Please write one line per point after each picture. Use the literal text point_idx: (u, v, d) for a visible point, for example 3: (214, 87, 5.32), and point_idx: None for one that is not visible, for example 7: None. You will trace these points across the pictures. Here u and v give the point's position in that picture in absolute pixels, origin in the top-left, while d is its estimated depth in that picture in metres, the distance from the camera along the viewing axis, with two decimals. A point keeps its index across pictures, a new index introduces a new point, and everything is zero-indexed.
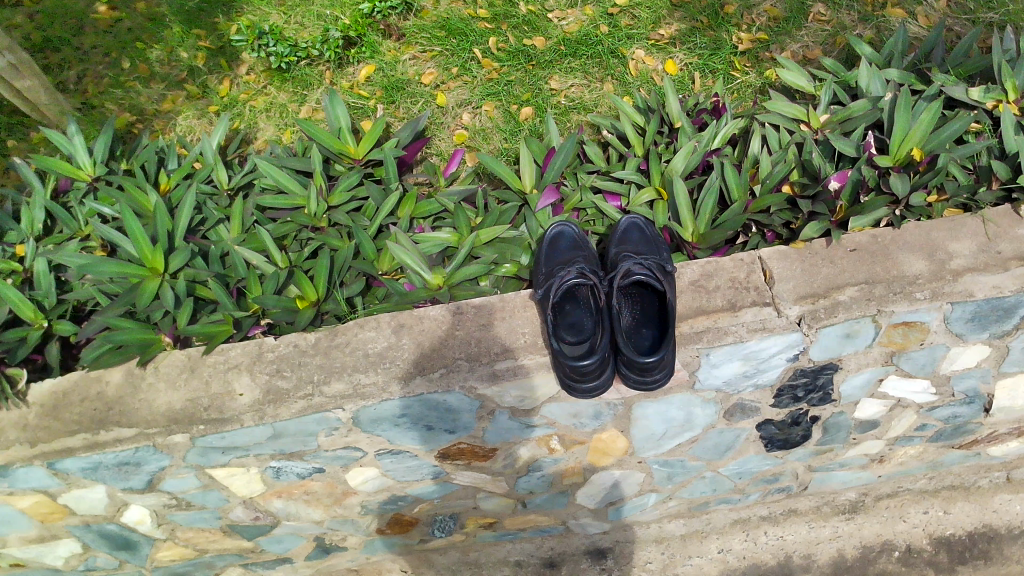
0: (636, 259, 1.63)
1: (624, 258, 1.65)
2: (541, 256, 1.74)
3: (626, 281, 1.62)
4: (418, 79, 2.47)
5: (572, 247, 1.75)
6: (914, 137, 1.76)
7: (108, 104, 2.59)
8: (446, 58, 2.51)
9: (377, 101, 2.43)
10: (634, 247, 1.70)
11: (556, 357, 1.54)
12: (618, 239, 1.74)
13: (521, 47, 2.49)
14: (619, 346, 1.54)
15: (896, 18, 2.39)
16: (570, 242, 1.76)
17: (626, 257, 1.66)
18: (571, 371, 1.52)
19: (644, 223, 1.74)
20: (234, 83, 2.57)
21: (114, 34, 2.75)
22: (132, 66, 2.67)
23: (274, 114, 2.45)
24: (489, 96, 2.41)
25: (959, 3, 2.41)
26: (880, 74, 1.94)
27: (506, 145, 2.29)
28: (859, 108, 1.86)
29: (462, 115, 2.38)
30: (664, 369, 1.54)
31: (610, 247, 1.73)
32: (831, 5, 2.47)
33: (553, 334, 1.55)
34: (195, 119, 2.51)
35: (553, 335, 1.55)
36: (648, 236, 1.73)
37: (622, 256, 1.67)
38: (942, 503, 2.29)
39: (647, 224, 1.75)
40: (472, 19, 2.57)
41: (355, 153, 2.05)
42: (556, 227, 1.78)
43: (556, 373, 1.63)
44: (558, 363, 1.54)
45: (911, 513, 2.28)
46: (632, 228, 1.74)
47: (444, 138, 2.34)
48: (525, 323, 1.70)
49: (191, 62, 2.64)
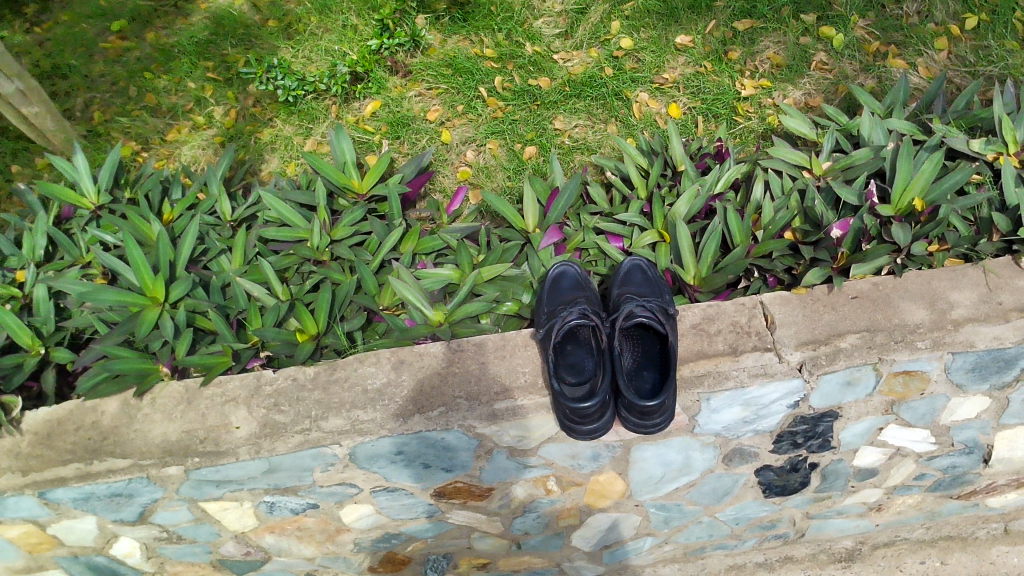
0: (638, 301, 1.63)
1: (627, 299, 1.65)
2: (543, 296, 1.74)
3: (628, 323, 1.62)
4: (423, 115, 2.49)
5: (576, 288, 1.75)
6: (916, 186, 1.76)
7: (114, 132, 2.60)
8: (452, 96, 2.53)
9: (382, 136, 2.44)
10: (637, 288, 1.69)
11: (556, 398, 1.53)
12: (621, 279, 1.73)
13: (526, 87, 2.52)
14: (620, 390, 1.53)
15: (897, 68, 2.42)
16: (574, 282, 1.76)
17: (629, 298, 1.65)
18: (571, 411, 1.51)
19: (648, 265, 1.74)
20: (240, 115, 2.58)
21: (123, 64, 2.77)
22: (140, 95, 2.69)
23: (279, 147, 2.46)
24: (493, 134, 2.43)
25: (959, 56, 2.44)
26: (883, 124, 1.94)
27: (510, 184, 2.30)
28: (862, 157, 1.86)
29: (466, 153, 2.39)
30: (665, 413, 1.53)
31: (613, 287, 1.72)
32: (833, 54, 2.50)
33: (554, 375, 1.55)
34: (200, 149, 2.51)
35: (553, 376, 1.54)
36: (653, 277, 1.72)
37: (625, 296, 1.67)
38: (939, 553, 2.28)
39: (650, 267, 1.74)
40: (479, 58, 2.60)
41: (359, 188, 2.05)
42: (559, 267, 1.78)
43: (556, 414, 1.63)
44: (558, 404, 1.53)
45: (908, 563, 2.26)
46: (637, 271, 1.73)
47: (447, 175, 2.35)
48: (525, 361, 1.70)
49: (198, 92, 2.66)
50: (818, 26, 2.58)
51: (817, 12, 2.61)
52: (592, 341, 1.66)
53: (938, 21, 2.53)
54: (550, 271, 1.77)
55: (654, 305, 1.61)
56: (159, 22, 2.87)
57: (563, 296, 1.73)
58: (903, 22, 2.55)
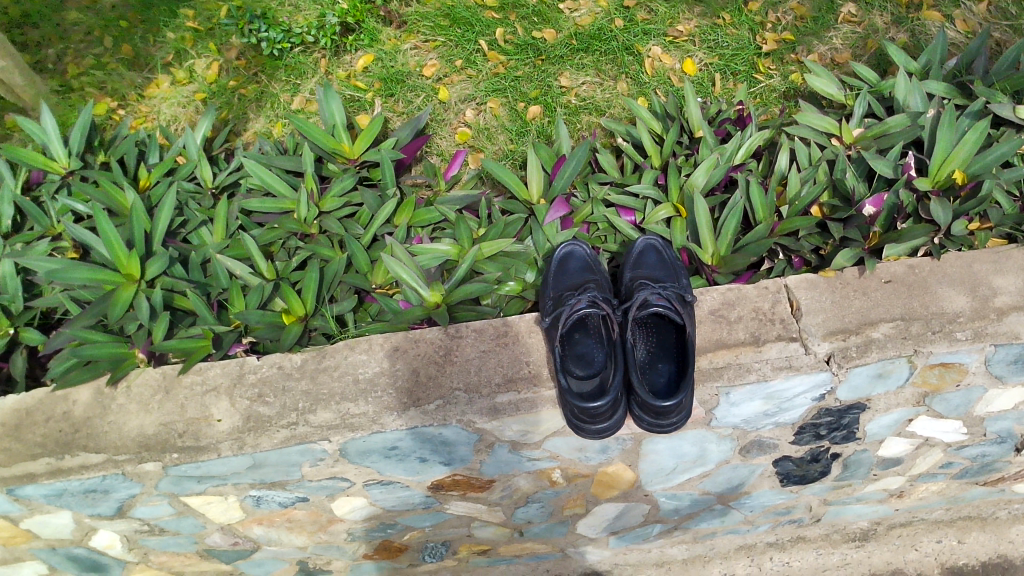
0: (653, 287, 1.49)
1: (641, 285, 1.51)
2: (549, 279, 1.60)
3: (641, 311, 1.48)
4: (419, 71, 2.31)
5: (585, 270, 1.61)
6: (957, 158, 1.61)
7: (88, 88, 2.42)
8: (449, 49, 2.35)
9: (375, 93, 2.27)
10: (651, 272, 1.56)
11: (563, 396, 1.41)
12: (634, 261, 1.59)
13: (529, 40, 2.34)
14: (633, 388, 1.40)
15: (932, 21, 2.25)
16: (582, 264, 1.62)
17: (643, 283, 1.52)
18: (580, 411, 1.39)
19: (662, 245, 1.60)
20: (223, 69, 2.40)
21: (97, 12, 2.58)
22: (117, 46, 2.50)
23: (265, 105, 2.29)
24: (494, 92, 2.25)
25: (1000, 8, 2.26)
26: (921, 87, 1.77)
27: (512, 147, 2.15)
28: (896, 124, 1.70)
29: (465, 112, 2.23)
30: (682, 412, 1.40)
31: (625, 269, 1.58)
32: (862, 5, 2.32)
33: (560, 371, 1.42)
34: (180, 106, 2.34)
35: (560, 372, 1.42)
36: (668, 258, 1.58)
37: (639, 280, 1.53)
38: (958, 532, 2.20)
39: (665, 247, 1.60)
40: (479, 8, 2.41)
41: (349, 153, 1.89)
42: (566, 246, 1.63)
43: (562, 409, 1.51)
44: (565, 402, 1.41)
45: (924, 541, 2.18)
46: (651, 252, 1.59)
47: (445, 137, 2.19)
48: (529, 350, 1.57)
49: (179, 43, 2.47)
50: None
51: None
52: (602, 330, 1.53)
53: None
54: (556, 252, 1.63)
55: (670, 292, 1.48)
56: None
57: (571, 279, 1.60)
58: None
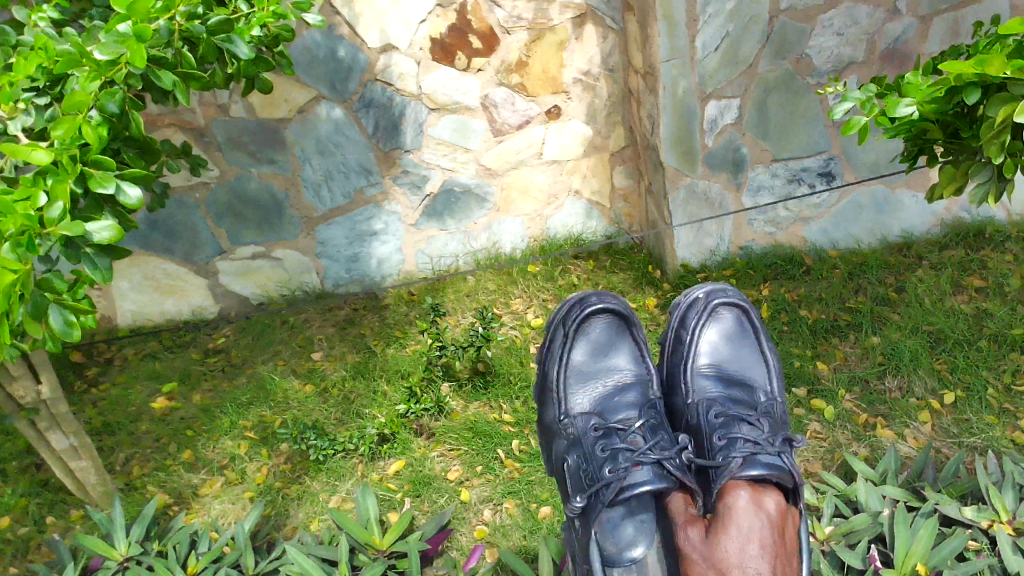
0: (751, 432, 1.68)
1: (717, 411, 1.77)
2: (582, 338, 1.90)
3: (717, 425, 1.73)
4: (444, 474, 2.53)
5: (624, 357, 1.89)
6: (916, 552, 1.77)
7: (149, 486, 2.64)
8: (471, 456, 2.59)
9: (404, 493, 2.48)
10: (724, 380, 1.88)
11: (594, 475, 1.63)
12: (708, 339, 1.93)
13: (542, 450, 2.57)
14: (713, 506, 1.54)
15: (887, 437, 2.39)
16: (610, 328, 1.92)
17: (720, 407, 1.78)
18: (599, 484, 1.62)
19: (747, 325, 1.97)
20: (271, 471, 2.64)
21: (168, 422, 2.86)
22: (179, 451, 2.76)
23: (305, 503, 2.50)
24: (510, 493, 2.46)
25: (944, 428, 2.40)
26: (877, 490, 1.99)
27: (525, 542, 2.31)
28: (860, 521, 1.91)
29: (483, 511, 2.43)
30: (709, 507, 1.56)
31: (699, 355, 1.91)
32: (826, 423, 2.47)
33: (597, 450, 1.68)
34: (230, 502, 2.57)
35: (597, 448, 1.68)
36: (736, 327, 1.96)
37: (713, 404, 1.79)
38: None
39: (742, 314, 1.98)
40: (497, 422, 2.67)
41: (380, 543, 2.13)
42: (608, 306, 1.92)
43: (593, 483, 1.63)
44: (592, 480, 1.63)
45: None
46: (713, 324, 1.96)
47: (465, 532, 2.37)
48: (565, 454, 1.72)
49: (234, 449, 2.73)
50: (810, 398, 2.56)
51: (810, 350, 2.72)
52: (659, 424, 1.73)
53: (939, 356, 2.61)
54: (578, 314, 1.90)
55: (776, 444, 1.64)
56: (206, 384, 2.99)
57: (615, 361, 1.88)
58: (888, 396, 2.53)
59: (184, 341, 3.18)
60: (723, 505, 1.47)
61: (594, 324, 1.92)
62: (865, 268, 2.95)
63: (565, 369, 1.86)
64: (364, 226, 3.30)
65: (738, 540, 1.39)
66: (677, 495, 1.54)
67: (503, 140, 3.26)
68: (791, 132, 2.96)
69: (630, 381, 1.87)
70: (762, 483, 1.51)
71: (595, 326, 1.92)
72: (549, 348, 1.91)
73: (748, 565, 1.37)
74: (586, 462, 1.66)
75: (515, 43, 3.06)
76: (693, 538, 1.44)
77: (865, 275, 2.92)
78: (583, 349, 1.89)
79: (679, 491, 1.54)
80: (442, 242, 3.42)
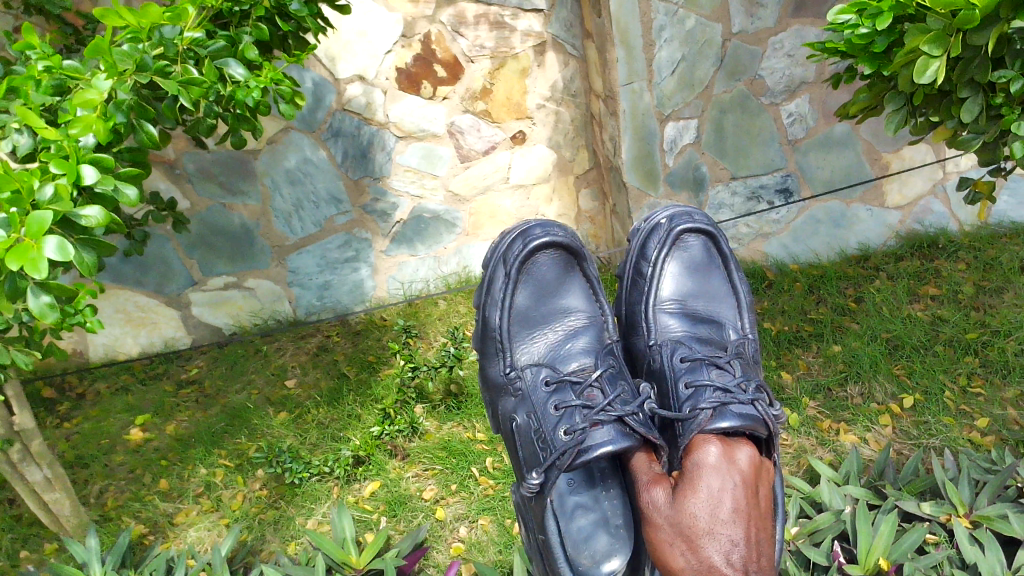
0: (720, 375, 1.76)
1: (683, 351, 1.84)
2: (531, 280, 1.91)
3: (683, 363, 1.80)
4: (419, 494, 2.57)
5: (572, 298, 1.93)
6: (878, 547, 1.82)
7: (124, 516, 2.64)
8: (446, 475, 2.62)
9: (380, 513, 2.51)
10: (693, 311, 1.97)
11: (546, 436, 1.65)
12: (675, 271, 2.00)
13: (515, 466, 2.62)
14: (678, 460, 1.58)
15: (850, 441, 2.46)
16: (556, 264, 1.93)
17: (687, 346, 1.86)
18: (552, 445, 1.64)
19: (714, 252, 2.04)
20: (247, 498, 2.66)
21: (142, 453, 2.86)
22: (154, 481, 2.76)
23: (281, 526, 2.52)
24: (485, 510, 2.50)
25: (904, 430, 2.48)
26: (840, 490, 2.06)
27: (500, 557, 2.34)
28: (825, 519, 1.97)
29: (459, 528, 2.46)
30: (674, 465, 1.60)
31: (665, 291, 1.98)
32: (791, 430, 2.54)
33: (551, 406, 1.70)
34: (206, 529, 2.58)
35: (551, 404, 1.70)
36: (693, 260, 2.03)
37: (681, 343, 1.87)
38: None
39: (705, 243, 2.03)
40: (471, 441, 2.72)
41: (356, 562, 2.14)
42: (551, 244, 1.91)
43: (545, 443, 1.65)
44: (544, 438, 1.65)
45: None
46: (671, 255, 2.01)
47: (442, 549, 2.39)
48: (514, 410, 1.77)
49: (209, 477, 2.74)
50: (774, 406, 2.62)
51: (774, 360, 2.78)
52: (620, 371, 1.79)
53: (897, 362, 2.70)
54: (521, 250, 1.88)
55: (747, 389, 1.68)
56: (180, 414, 3.00)
57: (565, 302, 1.92)
58: (849, 402, 2.61)
59: (157, 372, 3.19)
60: (695, 469, 1.44)
61: (538, 259, 1.92)
62: (825, 281, 3.04)
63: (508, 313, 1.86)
64: (335, 254, 3.34)
65: (708, 505, 1.35)
66: (641, 454, 1.55)
67: (470, 166, 3.33)
68: (748, 150, 3.06)
69: (583, 323, 1.91)
70: (730, 443, 1.51)
71: (540, 260, 1.92)
72: (490, 287, 1.89)
73: (717, 527, 1.32)
74: (534, 420, 1.70)
75: (479, 71, 3.14)
76: (663, 501, 1.40)
77: (825, 287, 3.01)
78: (529, 290, 1.91)
79: (640, 454, 1.56)
80: (412, 267, 3.47)
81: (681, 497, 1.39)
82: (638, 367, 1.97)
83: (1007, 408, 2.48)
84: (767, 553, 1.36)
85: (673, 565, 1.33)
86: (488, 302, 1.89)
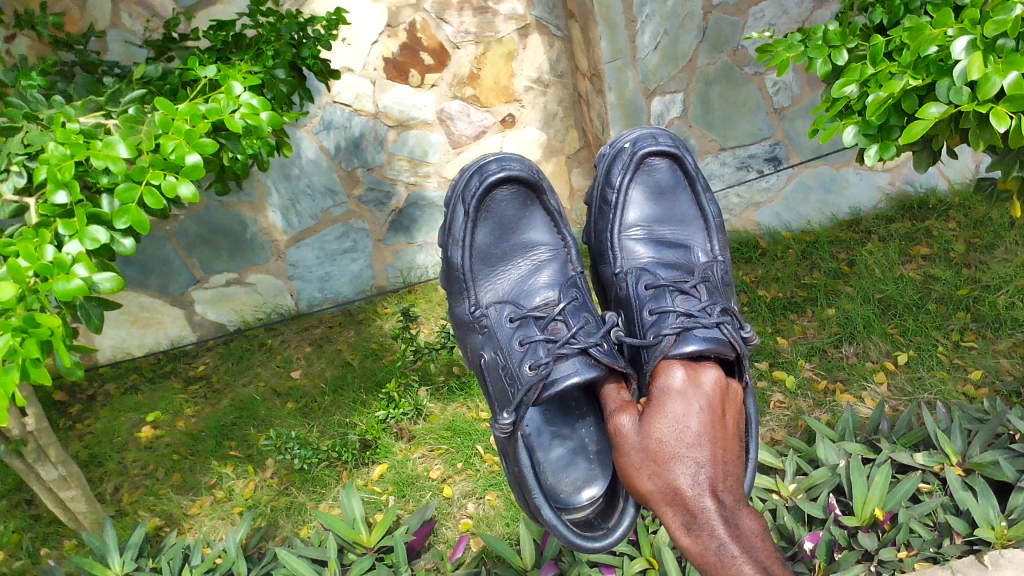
0: (690, 300, 1.80)
1: (650, 276, 1.88)
2: (490, 215, 1.94)
3: (649, 289, 1.84)
4: (426, 474, 2.62)
5: (536, 234, 1.97)
6: (873, 498, 1.88)
7: (140, 510, 2.70)
8: (452, 454, 2.68)
9: (388, 494, 2.56)
10: (660, 235, 2.03)
11: (512, 369, 1.72)
12: (638, 198, 2.06)
13: None
14: (646, 386, 1.63)
15: (846, 401, 2.51)
16: (514, 199, 1.96)
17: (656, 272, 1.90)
18: (514, 376, 1.71)
19: (678, 174, 2.08)
20: (258, 486, 2.71)
21: (154, 449, 2.92)
22: (168, 475, 2.82)
23: (293, 512, 2.58)
24: (491, 486, 2.55)
25: (898, 386, 2.53)
26: (837, 445, 2.10)
27: (508, 529, 2.39)
28: (820, 475, 2.01)
29: (467, 505, 2.51)
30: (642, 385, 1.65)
31: (632, 215, 2.05)
32: (788, 393, 2.58)
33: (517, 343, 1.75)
34: (220, 518, 2.63)
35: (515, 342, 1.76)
36: (656, 184, 2.07)
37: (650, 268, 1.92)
38: None
39: (670, 167, 2.08)
40: (475, 420, 2.77)
41: (367, 541, 2.19)
42: (506, 177, 1.92)
43: (509, 378, 1.72)
44: (509, 373, 1.72)
45: None
46: (634, 181, 2.06)
47: (450, 525, 2.45)
48: (482, 346, 1.84)
49: (220, 468, 2.79)
50: (771, 371, 2.66)
51: (770, 326, 2.80)
52: (587, 304, 1.84)
53: (891, 321, 2.74)
54: (478, 187, 1.90)
55: (713, 312, 1.71)
56: (189, 410, 3.05)
57: (528, 238, 1.97)
58: (845, 362, 2.65)
59: (164, 371, 3.24)
60: (660, 395, 1.49)
61: (496, 195, 1.94)
62: (818, 246, 3.07)
63: (469, 253, 1.89)
64: (333, 245, 3.39)
65: (674, 429, 1.41)
66: (610, 384, 1.64)
67: (462, 151, 3.37)
68: (735, 121, 3.10)
69: (546, 258, 1.96)
70: (694, 363, 1.57)
71: (498, 196, 1.94)
72: (450, 227, 1.91)
73: (681, 448, 1.38)
74: (501, 355, 1.76)
75: (465, 56, 3.17)
76: (631, 427, 1.46)
77: (818, 252, 3.04)
78: (488, 228, 1.94)
79: (609, 388, 1.64)
80: (410, 255, 3.51)
81: (648, 422, 1.45)
82: (609, 296, 2.00)
83: (999, 359, 2.53)
84: (733, 471, 1.42)
85: (643, 488, 1.39)
86: (449, 241, 1.91)
